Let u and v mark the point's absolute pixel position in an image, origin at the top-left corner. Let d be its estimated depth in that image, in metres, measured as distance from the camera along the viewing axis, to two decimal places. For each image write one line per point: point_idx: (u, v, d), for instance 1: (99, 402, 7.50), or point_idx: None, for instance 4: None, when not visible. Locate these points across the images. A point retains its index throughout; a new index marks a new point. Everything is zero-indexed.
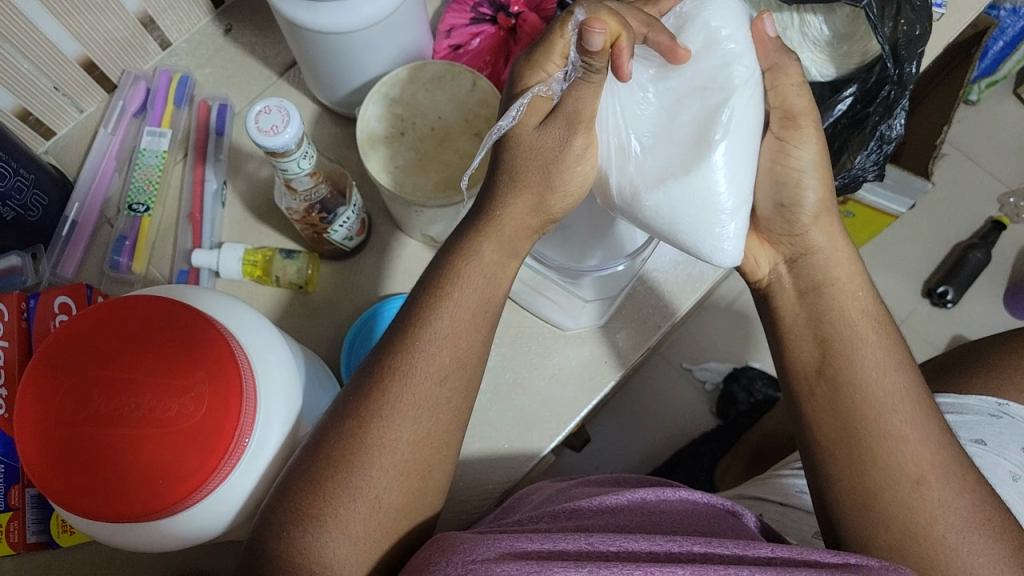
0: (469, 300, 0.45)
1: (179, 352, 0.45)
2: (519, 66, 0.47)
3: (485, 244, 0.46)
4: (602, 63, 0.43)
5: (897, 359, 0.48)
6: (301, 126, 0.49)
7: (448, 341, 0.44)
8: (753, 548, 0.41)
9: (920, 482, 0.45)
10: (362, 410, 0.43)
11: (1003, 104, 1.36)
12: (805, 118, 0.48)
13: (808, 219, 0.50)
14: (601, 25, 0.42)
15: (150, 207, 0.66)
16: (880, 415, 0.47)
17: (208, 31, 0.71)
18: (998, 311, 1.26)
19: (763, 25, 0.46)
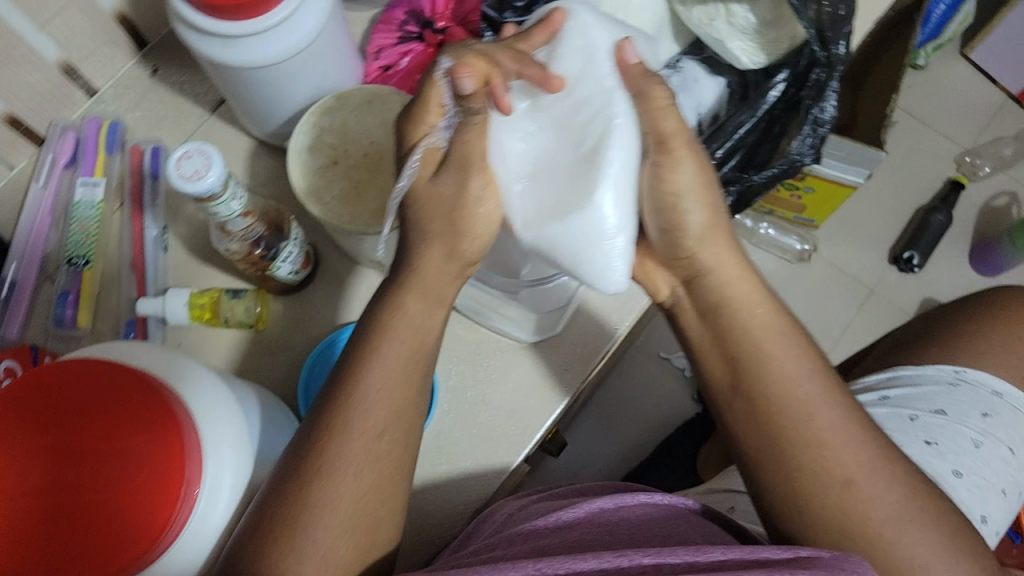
0: (398, 352, 0.48)
1: (119, 412, 0.44)
2: (402, 123, 0.49)
3: (409, 299, 0.49)
4: (480, 105, 0.47)
5: (807, 369, 0.48)
6: (223, 167, 0.49)
7: (382, 394, 0.47)
8: (704, 553, 0.42)
9: (847, 483, 0.45)
10: (301, 472, 0.45)
11: (951, 65, 1.37)
12: (675, 141, 0.47)
13: (693, 242, 0.50)
14: (467, 69, 0.46)
15: (89, 259, 0.64)
16: (801, 421, 0.47)
17: (134, 74, 0.70)
18: (964, 271, 1.27)
19: (625, 53, 0.47)
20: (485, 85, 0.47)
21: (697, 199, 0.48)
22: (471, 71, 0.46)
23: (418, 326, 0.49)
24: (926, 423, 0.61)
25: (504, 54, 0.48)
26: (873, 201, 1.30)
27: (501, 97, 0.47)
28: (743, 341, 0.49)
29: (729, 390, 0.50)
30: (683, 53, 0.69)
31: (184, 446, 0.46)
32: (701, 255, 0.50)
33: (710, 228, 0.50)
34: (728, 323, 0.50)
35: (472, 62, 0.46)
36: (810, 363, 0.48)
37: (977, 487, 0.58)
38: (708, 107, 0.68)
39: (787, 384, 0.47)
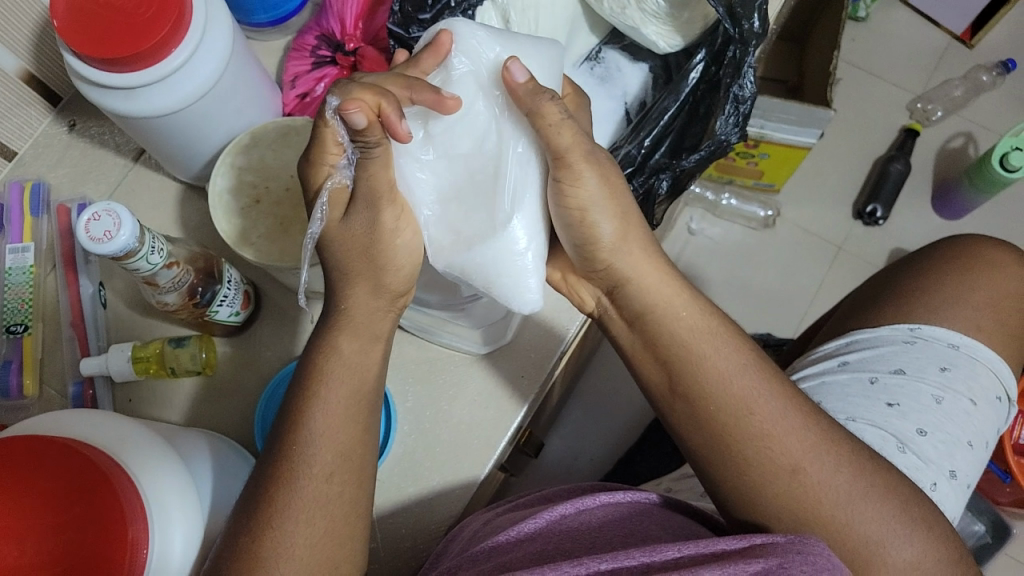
0: (339, 392, 0.47)
1: (45, 486, 0.43)
2: (303, 166, 0.48)
3: (343, 338, 0.49)
4: (377, 138, 0.44)
5: (739, 364, 0.47)
6: (135, 225, 0.47)
7: (326, 437, 0.46)
8: (660, 552, 0.41)
9: (795, 470, 0.46)
10: (252, 527, 0.44)
11: (892, 13, 1.36)
12: (573, 156, 0.46)
13: (606, 254, 0.49)
14: (354, 106, 0.43)
15: (28, 325, 0.63)
16: (739, 416, 0.47)
17: (52, 131, 0.69)
18: (928, 217, 1.27)
19: (513, 73, 0.45)
20: (377, 117, 0.44)
21: (606, 210, 0.48)
22: (359, 106, 0.43)
23: (356, 366, 0.48)
24: (885, 385, 0.60)
25: (394, 80, 0.45)
26: (830, 159, 1.30)
27: (398, 128, 0.44)
28: (677, 343, 0.48)
29: (669, 393, 0.49)
30: (604, 43, 0.69)
31: (123, 507, 0.45)
32: (616, 264, 0.49)
33: (623, 235, 0.49)
34: (657, 317, 0.49)
35: (359, 96, 0.44)
36: (747, 355, 0.48)
37: (941, 442, 0.58)
38: (634, 95, 0.67)
39: (726, 378, 0.47)
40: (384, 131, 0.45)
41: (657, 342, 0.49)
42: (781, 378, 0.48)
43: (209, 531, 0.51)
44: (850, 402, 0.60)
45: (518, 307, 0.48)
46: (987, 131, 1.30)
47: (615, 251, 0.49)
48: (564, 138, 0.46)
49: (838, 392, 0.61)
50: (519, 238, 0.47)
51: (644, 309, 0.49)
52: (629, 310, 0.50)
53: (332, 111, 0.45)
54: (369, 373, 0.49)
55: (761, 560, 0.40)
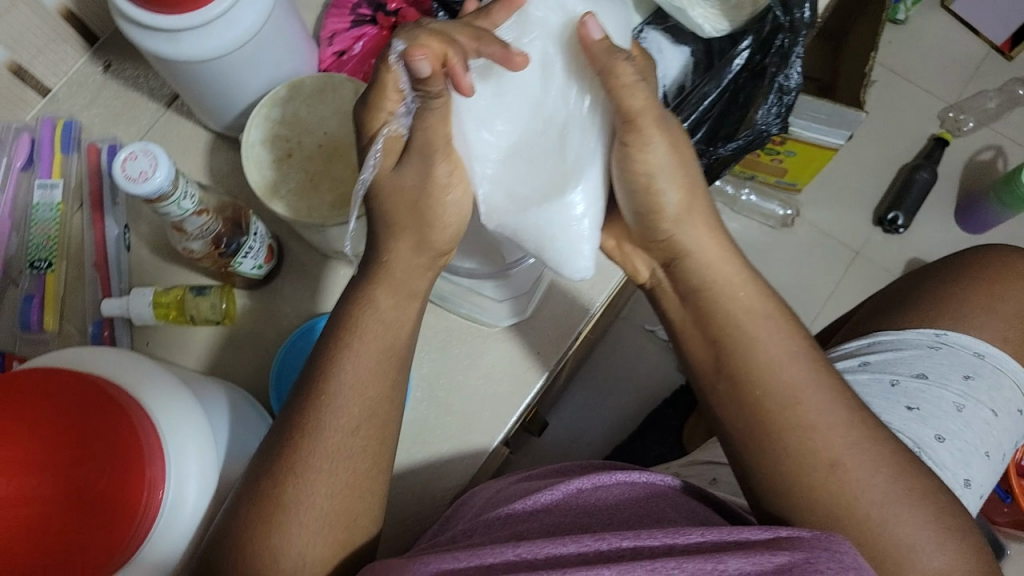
0: (370, 348, 0.48)
1: (72, 423, 0.44)
2: (360, 112, 0.48)
3: (380, 291, 0.49)
4: (439, 87, 0.44)
5: (789, 351, 0.48)
6: (171, 168, 0.47)
7: (355, 392, 0.47)
8: (684, 536, 0.44)
9: (834, 464, 0.46)
10: (277, 472, 0.45)
11: (931, 19, 1.35)
12: (644, 120, 0.46)
13: (671, 224, 0.50)
14: (422, 52, 0.43)
15: (52, 261, 0.64)
16: (785, 403, 0.47)
17: (86, 70, 0.69)
18: (950, 228, 1.26)
19: (588, 29, 0.46)
20: (443, 66, 0.45)
21: (672, 178, 0.48)
22: (425, 52, 0.44)
23: (391, 323, 0.49)
24: (906, 388, 0.60)
25: (461, 31, 0.45)
26: (857, 162, 1.29)
27: (461, 78, 0.45)
28: (732, 325, 0.49)
29: (714, 372, 0.50)
30: (646, 23, 0.66)
31: (144, 451, 0.46)
32: (680, 237, 0.50)
33: (687, 208, 0.50)
34: (713, 295, 0.50)
35: (426, 43, 0.44)
36: (796, 342, 0.49)
37: (958, 451, 0.58)
38: (673, 79, 0.66)
39: (778, 362, 0.48)
40: (447, 82, 0.45)
41: (717, 323, 0.50)
42: (831, 369, 0.49)
43: (224, 477, 0.52)
44: (870, 403, 0.60)
45: (571, 273, 0.49)
46: (1017, 145, 1.29)
47: (681, 219, 0.50)
48: (636, 102, 0.46)
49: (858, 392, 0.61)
50: (577, 205, 0.48)
51: (700, 285, 0.50)
52: (684, 284, 0.51)
53: (396, 57, 0.45)
54: (402, 330, 0.49)
55: (785, 552, 0.41)
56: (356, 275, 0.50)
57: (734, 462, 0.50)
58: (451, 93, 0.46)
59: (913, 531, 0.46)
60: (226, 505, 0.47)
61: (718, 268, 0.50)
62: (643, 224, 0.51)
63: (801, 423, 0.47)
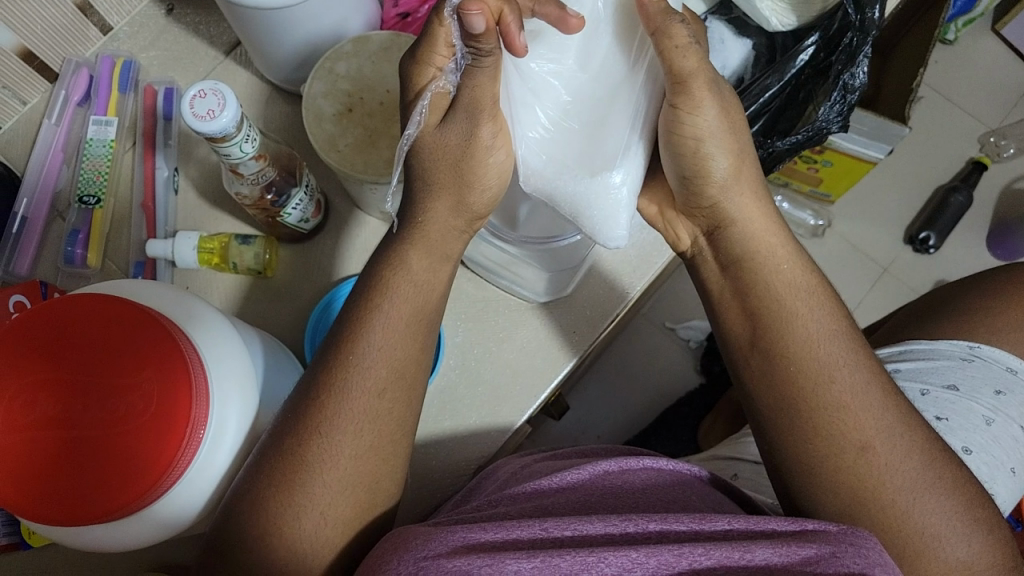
0: (401, 309, 0.48)
1: (123, 351, 0.44)
2: (408, 63, 0.48)
3: (413, 253, 0.49)
4: (489, 47, 0.44)
5: (824, 332, 0.48)
6: (238, 108, 0.47)
7: (384, 353, 0.47)
8: (710, 522, 0.42)
9: (864, 448, 0.46)
10: (302, 429, 0.45)
11: (981, 41, 1.32)
12: (695, 82, 0.45)
13: (716, 190, 0.49)
14: (478, 6, 0.42)
15: (101, 198, 0.64)
16: (818, 386, 0.47)
17: (149, 12, 0.69)
18: (981, 252, 1.25)
19: None
20: (497, 24, 0.44)
21: (721, 143, 0.48)
22: (481, 7, 0.43)
23: (422, 285, 0.49)
24: (937, 398, 0.60)
25: None
26: (893, 178, 1.28)
27: (514, 38, 0.45)
28: (767, 298, 0.49)
29: (748, 347, 0.50)
30: (710, 12, 0.66)
31: (192, 387, 0.45)
32: (725, 204, 0.50)
33: (735, 172, 0.49)
34: (755, 266, 0.50)
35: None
36: (832, 321, 0.49)
37: (985, 464, 0.57)
38: (733, 70, 0.66)
39: (812, 340, 0.48)
40: (498, 39, 0.45)
41: (755, 298, 0.49)
42: (869, 353, 0.49)
43: (255, 427, 0.52)
44: None
45: (605, 240, 0.50)
46: None
47: (726, 189, 0.49)
48: (687, 63, 0.45)
49: None
50: (616, 175, 0.48)
51: (744, 256, 0.50)
52: (727, 254, 0.51)
53: (449, 11, 0.45)
54: (433, 292, 0.49)
55: (813, 545, 0.41)
56: (391, 234, 0.50)
57: (765, 448, 0.50)
58: (503, 52, 0.46)
59: (936, 520, 0.46)
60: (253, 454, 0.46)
61: (763, 239, 0.50)
62: (686, 185, 0.50)
63: (830, 412, 0.47)
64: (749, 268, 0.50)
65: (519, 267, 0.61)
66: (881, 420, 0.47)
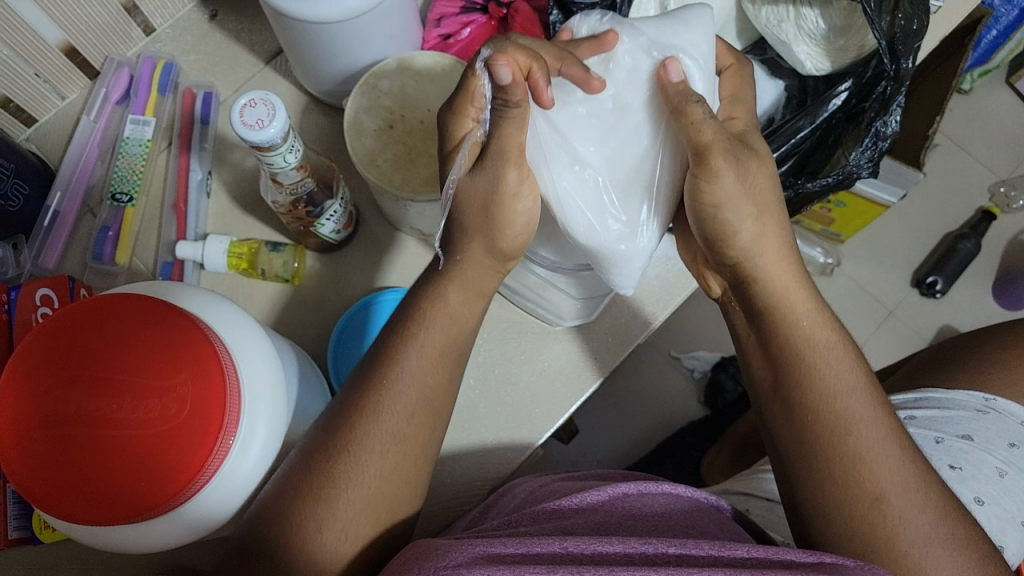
0: (435, 339, 0.49)
1: (161, 353, 0.44)
2: (444, 118, 0.49)
3: (450, 289, 0.50)
4: (519, 98, 0.45)
5: (848, 384, 0.48)
6: (287, 119, 0.48)
7: (416, 378, 0.48)
8: (728, 549, 0.42)
9: (880, 499, 0.46)
10: (332, 446, 0.45)
11: (995, 92, 1.34)
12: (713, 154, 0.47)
13: (758, 230, 0.50)
14: (505, 59, 0.45)
15: (133, 196, 0.64)
16: (835, 436, 0.47)
17: (193, 17, 0.70)
18: (987, 300, 1.25)
19: (668, 72, 0.48)
20: (526, 79, 0.46)
21: (742, 211, 0.49)
22: (509, 61, 0.45)
23: (456, 317, 0.50)
24: (950, 447, 0.60)
25: (546, 50, 0.48)
26: (904, 222, 1.29)
27: (543, 93, 0.47)
28: (790, 339, 0.49)
29: (772, 391, 0.51)
30: (746, 52, 0.69)
31: (223, 391, 0.46)
32: (762, 244, 0.50)
33: (769, 218, 0.50)
34: (779, 316, 0.50)
35: (514, 55, 0.45)
36: (852, 371, 0.49)
37: (996, 516, 0.57)
38: (764, 110, 0.68)
39: (834, 390, 0.48)
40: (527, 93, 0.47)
41: (767, 342, 0.51)
42: (890, 409, 0.49)
43: (287, 443, 0.53)
44: None
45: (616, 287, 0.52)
46: None
47: (752, 247, 0.50)
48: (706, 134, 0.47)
49: None
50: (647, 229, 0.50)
51: (765, 309, 0.51)
52: (751, 304, 0.52)
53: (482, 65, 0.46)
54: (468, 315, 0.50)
55: None
56: (427, 277, 0.52)
57: (784, 484, 0.49)
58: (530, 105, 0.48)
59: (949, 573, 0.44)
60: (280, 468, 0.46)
61: (788, 290, 0.50)
62: (710, 246, 0.52)
63: (848, 459, 0.46)
64: (768, 314, 0.51)
65: (548, 293, 0.62)
66: (896, 473, 0.46)
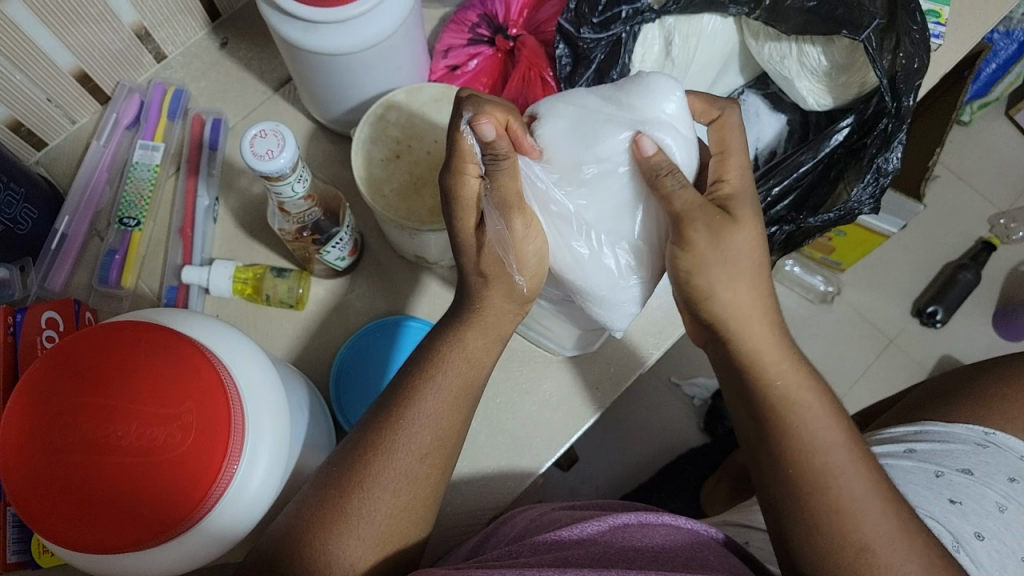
0: (452, 383, 0.49)
1: (169, 381, 0.44)
2: (445, 179, 0.50)
3: (469, 335, 0.51)
4: (507, 148, 0.47)
5: (834, 441, 0.47)
6: (296, 150, 0.49)
7: (430, 421, 0.48)
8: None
9: (863, 548, 0.45)
10: (344, 481, 0.46)
11: (995, 124, 1.35)
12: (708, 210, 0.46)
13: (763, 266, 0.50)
14: (485, 118, 0.47)
15: (141, 221, 0.65)
16: (815, 488, 0.46)
17: (204, 44, 0.71)
18: (988, 331, 1.25)
19: (642, 145, 0.47)
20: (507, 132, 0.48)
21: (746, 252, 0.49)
22: (490, 118, 0.47)
23: (475, 362, 0.51)
24: (950, 481, 0.59)
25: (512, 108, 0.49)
26: (904, 252, 1.29)
27: (526, 146, 0.49)
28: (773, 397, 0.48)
29: (755, 438, 0.50)
30: (749, 86, 0.71)
31: (229, 421, 0.46)
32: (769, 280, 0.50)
33: None
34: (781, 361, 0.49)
35: (492, 111, 0.48)
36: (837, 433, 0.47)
37: (996, 552, 0.56)
38: (766, 143, 0.69)
39: (813, 449, 0.47)
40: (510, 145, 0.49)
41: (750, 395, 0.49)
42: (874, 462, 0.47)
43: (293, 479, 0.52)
44: (912, 490, 0.59)
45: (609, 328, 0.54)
46: None
47: (734, 300, 0.48)
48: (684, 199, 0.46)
49: (901, 478, 0.60)
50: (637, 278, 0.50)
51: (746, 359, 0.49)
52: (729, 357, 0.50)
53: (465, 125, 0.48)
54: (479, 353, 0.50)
55: None
56: (447, 319, 0.53)
57: (774, 531, 0.48)
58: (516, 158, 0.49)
59: None
60: (288, 506, 0.47)
61: (776, 340, 0.49)
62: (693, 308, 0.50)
63: (839, 510, 0.45)
64: (747, 369, 0.49)
65: (551, 323, 0.62)
66: (892, 520, 0.45)
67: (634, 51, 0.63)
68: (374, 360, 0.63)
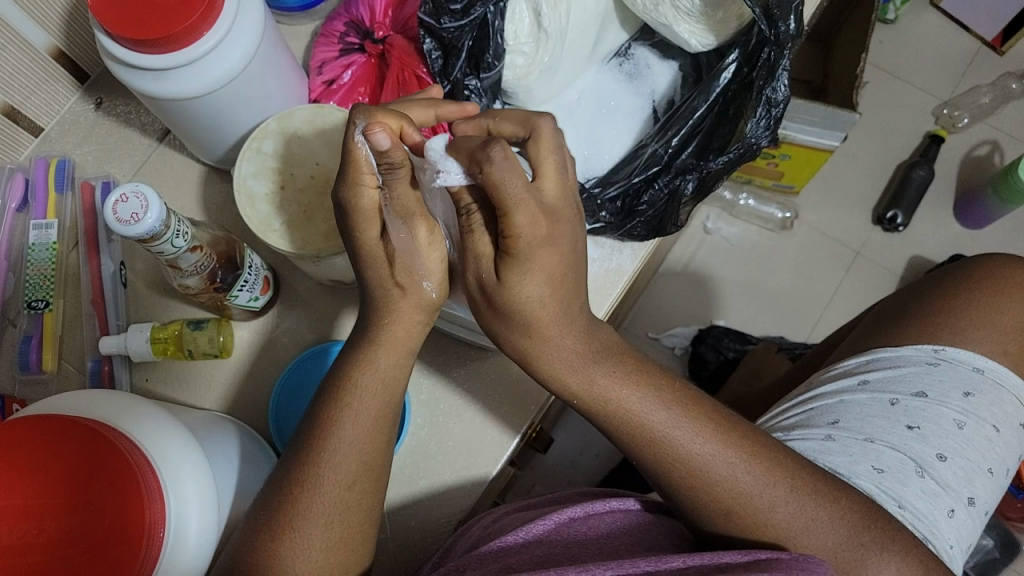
0: (370, 407, 0.48)
1: (73, 467, 0.43)
2: (343, 191, 0.46)
3: (381, 354, 0.49)
4: (403, 158, 0.44)
5: (669, 408, 0.46)
6: (162, 208, 0.47)
7: (354, 448, 0.47)
8: (664, 561, 0.40)
9: (740, 490, 0.45)
10: (274, 524, 0.45)
11: (921, 16, 1.32)
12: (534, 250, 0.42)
13: None
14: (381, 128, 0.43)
15: (49, 301, 0.64)
16: (679, 461, 0.45)
17: (78, 109, 0.70)
18: (951, 224, 1.24)
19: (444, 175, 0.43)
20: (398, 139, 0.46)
21: None
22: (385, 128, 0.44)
23: (390, 381, 0.49)
24: (906, 407, 0.58)
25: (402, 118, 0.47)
26: (854, 161, 1.27)
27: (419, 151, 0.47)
28: (589, 402, 0.47)
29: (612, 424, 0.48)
30: (634, 39, 0.71)
31: (144, 490, 0.45)
32: None
33: None
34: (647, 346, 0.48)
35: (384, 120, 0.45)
36: (666, 409, 0.46)
37: (960, 469, 0.57)
38: (662, 93, 0.70)
39: (653, 431, 0.46)
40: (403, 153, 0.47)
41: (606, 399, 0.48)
42: (722, 416, 0.47)
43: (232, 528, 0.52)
44: (869, 423, 0.58)
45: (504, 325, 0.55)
46: (1013, 140, 1.27)
47: None
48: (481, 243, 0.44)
49: (858, 413, 0.59)
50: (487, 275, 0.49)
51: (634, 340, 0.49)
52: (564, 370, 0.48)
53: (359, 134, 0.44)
54: (393, 371, 0.49)
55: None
56: (355, 345, 0.50)
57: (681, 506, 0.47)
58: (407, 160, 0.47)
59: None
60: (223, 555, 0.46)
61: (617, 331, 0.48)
62: None
63: (698, 481, 0.45)
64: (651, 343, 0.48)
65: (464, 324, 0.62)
66: (754, 472, 0.45)
67: (505, 31, 0.61)
68: (309, 391, 0.62)
